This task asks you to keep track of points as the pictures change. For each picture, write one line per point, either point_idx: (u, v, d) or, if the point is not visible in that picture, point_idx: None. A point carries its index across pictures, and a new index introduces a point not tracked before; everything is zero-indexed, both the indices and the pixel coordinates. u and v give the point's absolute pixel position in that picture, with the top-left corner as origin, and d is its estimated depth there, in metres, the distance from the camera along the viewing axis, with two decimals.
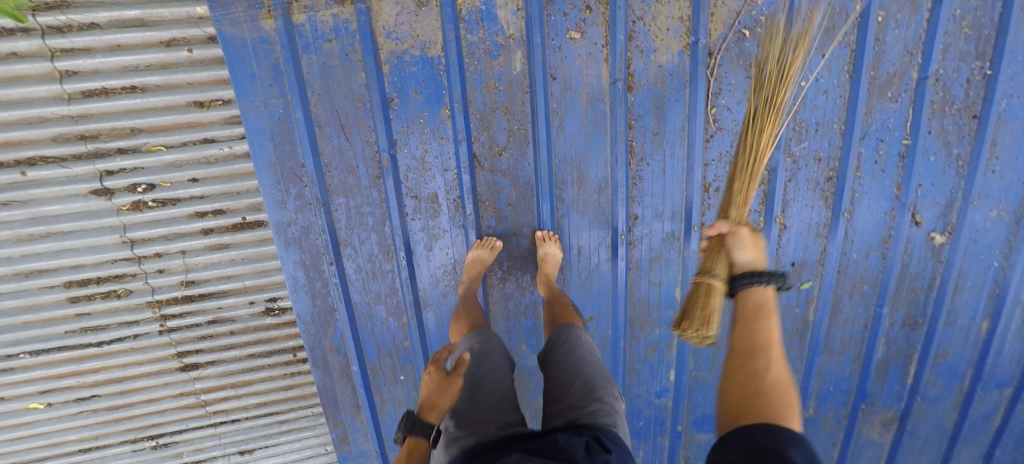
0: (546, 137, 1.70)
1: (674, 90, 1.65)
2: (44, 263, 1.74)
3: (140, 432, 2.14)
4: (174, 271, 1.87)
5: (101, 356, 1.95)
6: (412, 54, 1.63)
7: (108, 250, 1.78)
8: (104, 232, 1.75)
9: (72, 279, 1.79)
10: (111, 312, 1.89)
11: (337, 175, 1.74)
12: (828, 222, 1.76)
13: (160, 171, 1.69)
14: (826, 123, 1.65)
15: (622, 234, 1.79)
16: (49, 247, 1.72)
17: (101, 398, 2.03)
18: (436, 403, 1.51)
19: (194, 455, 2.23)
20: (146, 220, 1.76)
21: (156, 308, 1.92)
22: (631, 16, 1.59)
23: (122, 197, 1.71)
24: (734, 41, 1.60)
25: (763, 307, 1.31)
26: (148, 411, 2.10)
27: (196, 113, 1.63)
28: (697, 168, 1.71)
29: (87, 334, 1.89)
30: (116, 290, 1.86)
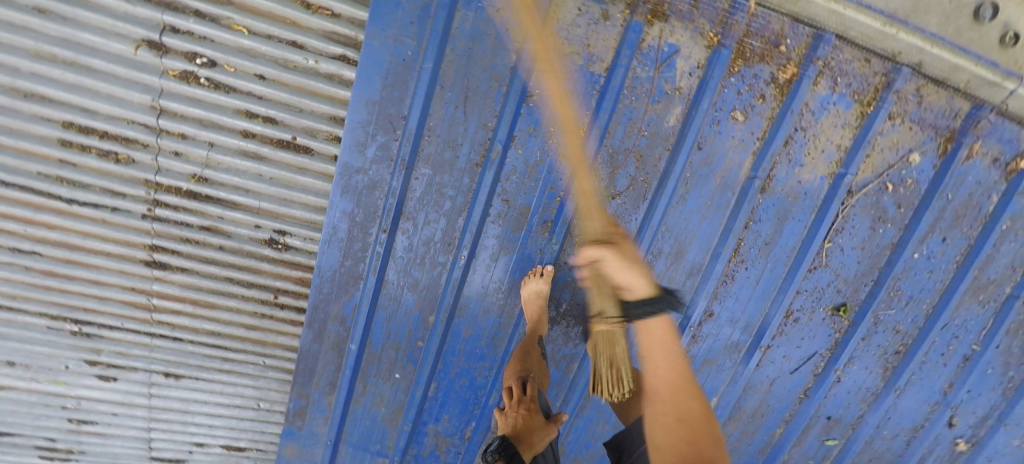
0: (665, 201, 1.60)
1: (801, 210, 1.61)
2: (52, 92, 1.34)
3: (62, 311, 1.66)
4: (190, 160, 1.47)
5: (64, 216, 1.51)
6: (574, 60, 1.45)
7: (131, 109, 1.39)
8: (134, 87, 1.37)
9: (75, 121, 1.38)
10: (99, 174, 1.46)
11: (434, 144, 1.51)
12: (876, 389, 1.78)
13: (230, 52, 1.36)
14: (918, 299, 1.67)
15: (690, 325, 1.75)
16: (64, 77, 1.33)
17: (41, 259, 1.57)
18: (535, 446, 1.44)
19: (113, 359, 1.76)
20: (189, 95, 1.40)
21: (152, 191, 1.50)
22: (797, 123, 1.52)
23: (174, 61, 1.35)
24: (875, 189, 1.58)
25: (652, 338, 1.15)
26: (86, 293, 1.63)
27: (298, 12, 1.33)
28: (789, 291, 1.69)
29: (60, 185, 1.46)
30: (116, 154, 1.44)
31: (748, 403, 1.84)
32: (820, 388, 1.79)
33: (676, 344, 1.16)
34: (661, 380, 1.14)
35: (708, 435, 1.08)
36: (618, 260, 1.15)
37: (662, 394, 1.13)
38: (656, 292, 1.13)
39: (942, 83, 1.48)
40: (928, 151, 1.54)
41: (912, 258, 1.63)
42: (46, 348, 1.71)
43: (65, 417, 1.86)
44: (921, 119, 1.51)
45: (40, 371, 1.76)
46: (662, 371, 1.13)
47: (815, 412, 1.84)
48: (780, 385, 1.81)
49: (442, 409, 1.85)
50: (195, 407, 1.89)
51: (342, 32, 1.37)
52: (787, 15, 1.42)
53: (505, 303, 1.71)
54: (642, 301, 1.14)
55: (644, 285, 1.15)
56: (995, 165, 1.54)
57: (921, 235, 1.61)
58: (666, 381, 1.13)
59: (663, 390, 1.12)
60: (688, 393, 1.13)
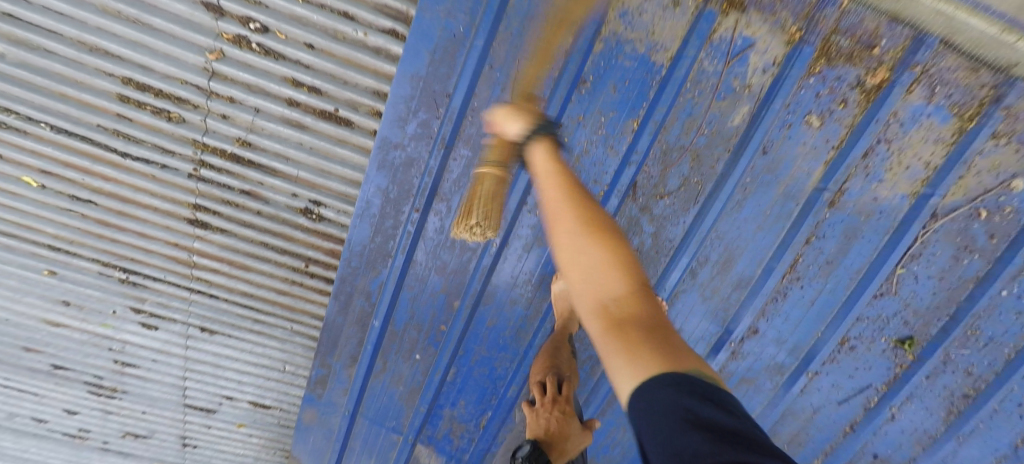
0: (718, 207, 1.49)
1: (873, 230, 1.45)
2: (115, 48, 1.30)
3: (113, 259, 1.72)
4: (237, 124, 1.46)
5: (118, 169, 1.52)
6: (635, 47, 1.32)
7: (185, 70, 1.35)
8: (189, 49, 1.32)
9: (133, 78, 1.36)
10: (152, 130, 1.46)
11: (477, 126, 1.44)
12: (935, 433, 1.65)
13: (283, 20, 1.29)
14: (998, 342, 1.48)
15: (733, 340, 1.66)
16: (127, 33, 1.29)
17: (96, 208, 1.60)
18: (566, 450, 1.41)
19: (156, 308, 1.82)
20: (240, 59, 1.35)
21: (198, 151, 1.50)
22: (881, 134, 1.35)
23: (228, 24, 1.28)
24: (964, 215, 1.39)
25: (540, 164, 1.01)
26: (134, 244, 1.68)
27: None
28: (848, 318, 1.55)
29: (117, 138, 1.47)
30: (168, 112, 1.43)
31: (785, 430, 1.79)
32: (870, 422, 1.68)
33: (559, 162, 1.00)
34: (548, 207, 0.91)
35: (621, 253, 0.83)
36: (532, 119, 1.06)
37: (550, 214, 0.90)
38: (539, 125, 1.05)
39: None
40: None
41: (995, 295, 1.44)
42: (98, 292, 1.78)
43: (110, 358, 1.97)
44: None
45: (91, 313, 1.84)
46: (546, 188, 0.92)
47: (862, 447, 1.75)
48: (825, 415, 1.71)
49: (460, 394, 1.85)
50: (226, 363, 1.97)
51: (396, 6, 1.27)
52: (887, 12, 1.19)
53: (533, 297, 1.64)
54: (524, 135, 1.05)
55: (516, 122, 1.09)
56: None
57: (1013, 272, 1.40)
58: (554, 201, 0.90)
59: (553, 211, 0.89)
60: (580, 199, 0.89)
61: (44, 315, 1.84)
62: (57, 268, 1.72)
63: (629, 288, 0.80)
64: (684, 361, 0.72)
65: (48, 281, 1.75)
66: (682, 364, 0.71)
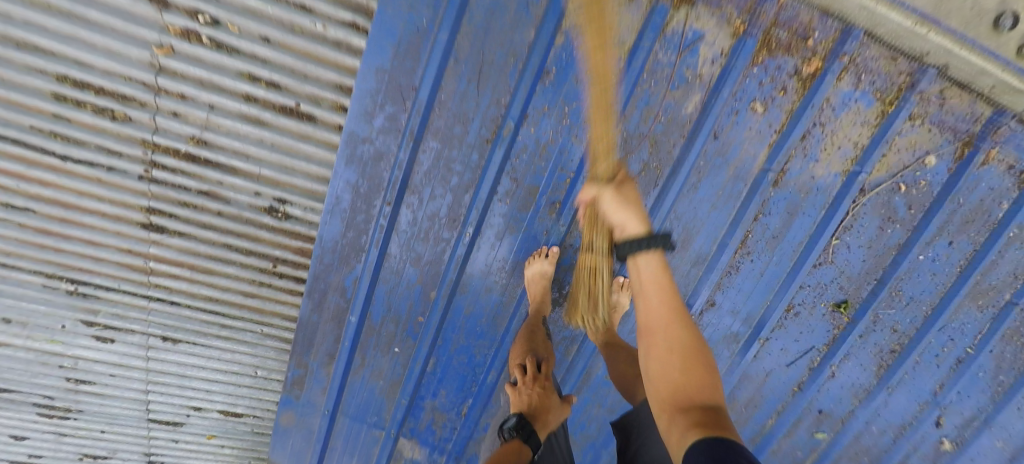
0: (677, 188, 1.58)
1: (812, 206, 1.60)
2: (47, 43, 1.25)
3: (58, 269, 1.62)
4: (189, 121, 1.42)
5: (58, 173, 1.45)
6: None
7: (127, 66, 1.31)
8: (132, 43, 1.28)
9: (70, 75, 1.30)
10: (95, 131, 1.40)
11: (445, 118, 1.47)
12: (868, 386, 1.82)
13: (234, 12, 1.27)
14: (918, 300, 1.68)
15: (692, 313, 1.75)
16: (60, 28, 1.24)
17: (36, 216, 1.51)
18: (547, 424, 1.46)
19: (110, 320, 1.74)
20: (190, 54, 1.33)
21: (148, 152, 1.44)
22: (816, 118, 1.50)
23: (175, 17, 1.26)
24: (887, 190, 1.57)
25: (642, 276, 1.23)
26: (82, 252, 1.60)
27: None
28: (792, 286, 1.69)
29: (55, 140, 1.39)
30: (112, 111, 1.38)
31: (743, 393, 1.88)
32: (815, 381, 1.83)
33: (663, 273, 1.22)
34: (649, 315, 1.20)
35: (699, 363, 1.10)
36: (616, 198, 1.28)
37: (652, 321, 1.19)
38: (647, 232, 1.23)
39: (966, 86, 1.43)
40: (945, 155, 1.52)
41: (916, 259, 1.63)
42: (43, 306, 1.68)
43: (62, 375, 1.85)
44: (941, 121, 1.48)
45: (35, 329, 1.73)
46: (654, 293, 1.20)
47: (807, 404, 1.88)
48: (775, 376, 1.84)
49: (439, 385, 1.87)
50: (192, 372, 1.90)
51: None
52: (819, 6, 1.34)
53: (508, 284, 1.71)
54: (631, 237, 1.24)
55: (634, 223, 1.25)
56: (1010, 172, 1.52)
57: (929, 238, 1.61)
58: (661, 314, 1.17)
59: (660, 325, 1.18)
60: (680, 322, 1.18)
61: None
62: None
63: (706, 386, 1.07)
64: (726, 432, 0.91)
65: None
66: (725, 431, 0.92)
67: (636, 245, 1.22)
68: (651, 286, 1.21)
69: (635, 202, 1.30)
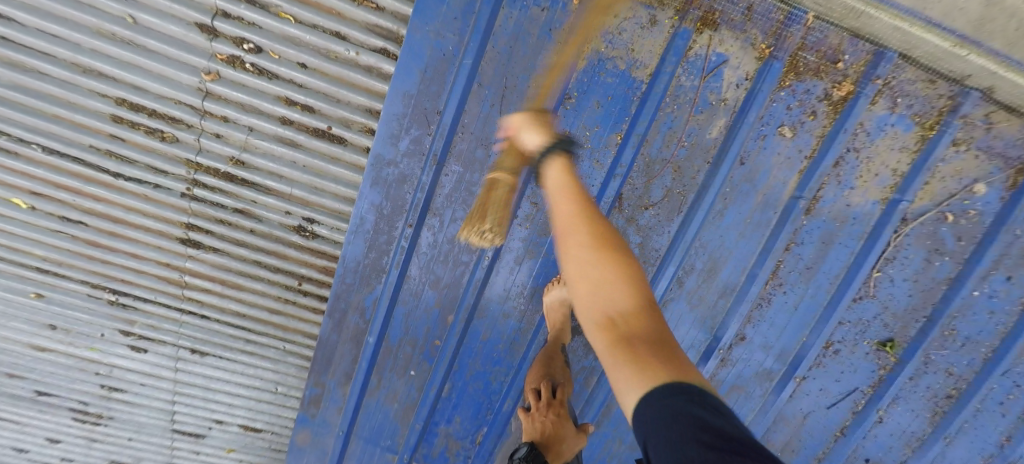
0: (701, 217, 1.54)
1: (849, 235, 1.51)
2: (110, 69, 1.38)
3: (104, 280, 1.71)
4: (231, 143, 1.50)
5: (109, 189, 1.54)
6: (616, 65, 1.42)
7: (179, 90, 1.41)
8: (183, 69, 1.40)
9: (128, 98, 1.42)
10: (146, 150, 1.50)
11: (467, 141, 1.50)
12: (923, 434, 1.66)
13: (275, 40, 1.38)
14: (975, 341, 1.53)
15: (721, 347, 1.66)
16: (121, 55, 1.37)
17: (87, 229, 1.61)
18: (560, 453, 1.41)
19: (145, 331, 1.80)
20: (234, 80, 1.42)
21: (192, 171, 1.53)
22: (850, 143, 1.43)
23: (222, 45, 1.37)
24: (933, 219, 1.47)
25: (560, 186, 1.03)
26: (126, 265, 1.67)
27: (343, 3, 1.33)
28: (831, 320, 1.58)
29: (110, 159, 1.50)
30: (162, 132, 1.48)
31: (779, 437, 1.75)
32: (860, 426, 1.68)
33: (572, 179, 1.05)
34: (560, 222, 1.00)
35: (630, 270, 0.94)
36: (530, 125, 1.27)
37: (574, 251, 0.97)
38: (555, 141, 1.09)
39: (1016, 110, 1.37)
40: (996, 182, 1.42)
41: (970, 295, 1.50)
42: (87, 315, 1.76)
43: (98, 383, 1.91)
44: (989, 146, 1.40)
45: (76, 336, 1.81)
46: (565, 204, 1.00)
47: (854, 453, 1.73)
48: (815, 420, 1.70)
49: (455, 410, 1.82)
50: (216, 385, 1.92)
51: (384, 26, 1.37)
52: (847, 29, 1.34)
53: (526, 309, 1.67)
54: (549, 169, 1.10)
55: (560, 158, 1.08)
56: None
57: (984, 271, 1.48)
58: (569, 218, 0.98)
59: (571, 229, 0.98)
60: (584, 219, 0.98)
61: (29, 340, 1.81)
62: (45, 291, 1.71)
63: (634, 302, 0.92)
64: (687, 373, 0.84)
65: (34, 305, 1.73)
66: (685, 374, 0.84)
67: (546, 150, 1.08)
68: (568, 199, 1.01)
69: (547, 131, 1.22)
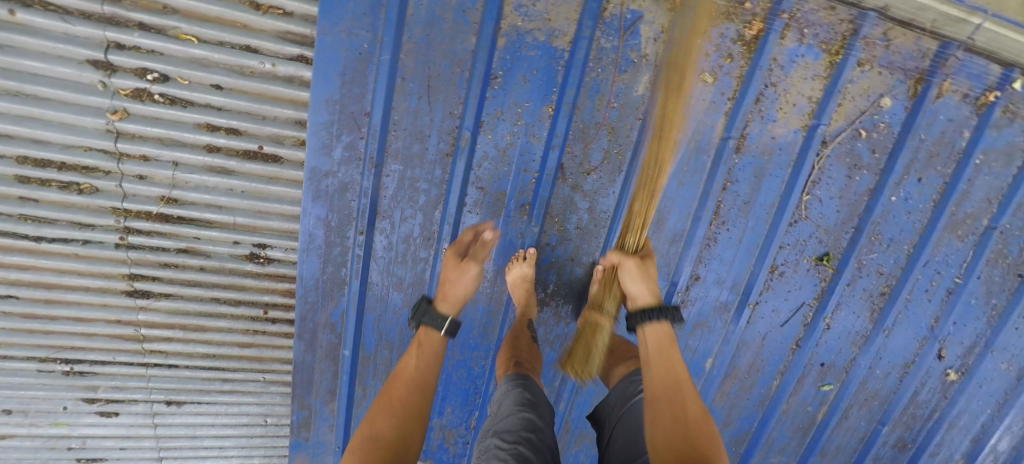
0: (641, 172, 1.58)
1: (778, 166, 1.60)
2: (1, 126, 1.27)
3: (53, 351, 1.63)
4: (157, 182, 1.42)
5: (35, 254, 1.46)
6: (536, 36, 1.41)
7: (86, 136, 1.32)
8: (87, 113, 1.30)
9: (29, 155, 1.32)
10: (64, 207, 1.41)
11: (402, 138, 1.47)
12: (866, 332, 1.82)
13: (181, 65, 1.29)
14: (898, 241, 1.69)
15: (678, 290, 1.74)
16: (11, 109, 1.27)
17: (19, 301, 1.53)
18: (447, 294, 1.50)
19: (111, 393, 1.75)
20: (146, 114, 1.34)
21: (122, 218, 1.45)
22: (766, 79, 1.51)
23: (124, 79, 1.28)
24: (848, 137, 1.57)
25: (658, 341, 1.41)
26: (72, 331, 1.60)
27: (247, 14, 1.26)
28: (772, 246, 1.69)
29: (26, 224, 1.41)
30: (78, 184, 1.38)
31: (742, 360, 1.87)
32: (811, 336, 1.82)
33: (672, 351, 1.38)
34: (655, 381, 1.33)
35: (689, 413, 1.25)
36: (637, 269, 1.48)
37: (655, 388, 1.31)
38: (659, 307, 1.44)
39: (909, 24, 1.47)
40: (899, 94, 1.53)
41: (889, 201, 1.64)
42: (42, 391, 1.70)
43: (72, 458, 1.86)
44: (890, 62, 1.50)
45: (37, 415, 1.74)
46: (658, 365, 1.35)
47: (809, 359, 1.87)
48: (772, 339, 1.83)
49: (444, 402, 1.88)
50: (202, 431, 1.90)
51: (296, 31, 1.31)
52: None
53: (491, 291, 1.71)
54: (647, 309, 1.44)
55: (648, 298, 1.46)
56: (965, 100, 1.54)
57: (898, 178, 1.61)
58: (664, 384, 1.31)
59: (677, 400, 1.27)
60: (686, 393, 1.29)
61: None
62: None
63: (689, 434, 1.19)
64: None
65: None
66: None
67: (648, 316, 1.43)
68: (654, 362, 1.37)
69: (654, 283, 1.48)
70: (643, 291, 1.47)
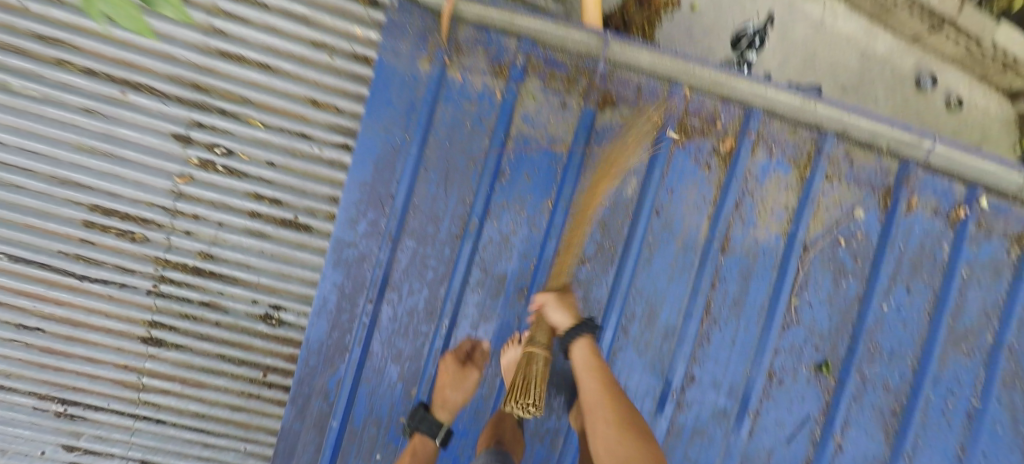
0: (632, 265, 1.69)
1: (764, 267, 1.70)
2: (85, 179, 1.62)
3: (53, 390, 1.78)
4: (200, 238, 1.70)
5: (74, 291, 1.70)
6: (539, 143, 1.68)
7: (152, 193, 1.65)
8: (157, 175, 1.65)
9: (101, 204, 1.65)
10: (115, 252, 1.69)
11: (419, 219, 1.68)
12: (884, 458, 1.74)
13: (246, 143, 1.65)
14: (899, 354, 1.70)
15: (673, 391, 1.71)
16: (100, 167, 1.63)
17: (43, 335, 1.73)
18: (447, 401, 1.67)
19: (92, 443, 1.84)
20: (206, 181, 1.67)
21: (161, 267, 1.70)
22: (743, 188, 1.69)
23: (197, 150, 1.65)
24: (828, 244, 1.69)
25: (586, 356, 1.52)
26: (81, 370, 1.77)
27: (306, 108, 1.65)
28: (768, 350, 1.70)
29: (77, 262, 1.68)
30: (132, 234, 1.68)
31: None
32: (824, 457, 1.73)
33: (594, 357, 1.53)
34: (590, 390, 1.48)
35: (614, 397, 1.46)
36: (557, 301, 1.56)
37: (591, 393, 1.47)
38: (578, 321, 1.54)
39: (869, 146, 1.67)
40: (870, 205, 1.68)
41: (881, 309, 1.69)
42: (28, 431, 1.80)
43: None
44: (856, 177, 1.68)
45: (13, 457, 1.84)
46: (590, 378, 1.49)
47: None
48: (780, 455, 1.74)
49: None
50: None
51: (343, 123, 1.68)
52: (718, 96, 1.67)
53: (486, 374, 1.75)
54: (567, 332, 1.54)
55: (567, 318, 1.54)
56: (937, 215, 1.68)
57: (886, 287, 1.68)
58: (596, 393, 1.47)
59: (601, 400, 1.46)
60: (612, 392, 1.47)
61: None
62: None
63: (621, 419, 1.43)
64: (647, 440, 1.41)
65: None
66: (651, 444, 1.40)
67: (574, 332, 1.53)
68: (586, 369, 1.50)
69: (571, 305, 1.57)
70: (567, 316, 1.55)
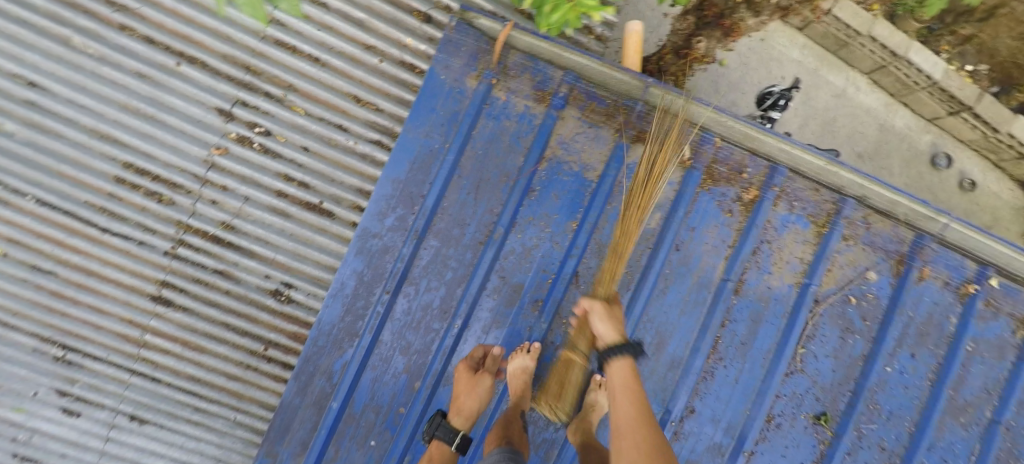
0: (646, 293, 1.73)
1: (774, 314, 1.74)
2: (128, 137, 1.68)
3: (57, 334, 1.79)
4: (224, 208, 1.76)
5: (93, 242, 1.73)
6: (571, 167, 1.73)
7: (186, 160, 1.71)
8: (195, 143, 1.71)
9: (135, 163, 1.70)
10: (139, 210, 1.73)
11: (446, 221, 1.72)
12: None
13: (285, 127, 1.73)
14: (898, 415, 1.72)
15: (672, 420, 1.73)
16: (141, 127, 1.69)
17: (55, 278, 1.75)
18: (461, 409, 1.70)
19: (86, 391, 1.83)
20: (241, 155, 1.73)
21: (181, 231, 1.75)
22: (761, 236, 1.74)
23: (236, 126, 1.72)
24: (839, 300, 1.73)
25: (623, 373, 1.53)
26: (86, 319, 1.78)
27: (349, 103, 1.74)
28: (769, 396, 1.72)
29: (100, 214, 1.71)
30: (160, 195, 1.73)
31: None
32: None
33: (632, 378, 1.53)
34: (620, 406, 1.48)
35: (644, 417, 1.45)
36: (603, 313, 1.57)
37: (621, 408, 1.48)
38: (622, 340, 1.54)
39: (888, 214, 1.74)
40: (883, 270, 1.73)
41: (885, 371, 1.72)
42: (24, 370, 1.77)
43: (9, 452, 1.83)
44: (871, 241, 1.74)
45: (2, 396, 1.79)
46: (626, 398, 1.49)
47: None
48: None
49: None
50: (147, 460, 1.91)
51: (380, 122, 1.78)
52: (747, 149, 1.75)
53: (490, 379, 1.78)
54: (611, 346, 1.54)
55: (611, 334, 1.56)
56: (947, 287, 1.73)
57: (891, 350, 1.72)
58: (628, 412, 1.46)
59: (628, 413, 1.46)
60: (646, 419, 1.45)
61: None
62: None
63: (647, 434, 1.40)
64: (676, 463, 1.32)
65: None
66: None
67: (615, 348, 1.54)
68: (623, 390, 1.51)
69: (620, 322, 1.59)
70: (608, 332, 1.57)
